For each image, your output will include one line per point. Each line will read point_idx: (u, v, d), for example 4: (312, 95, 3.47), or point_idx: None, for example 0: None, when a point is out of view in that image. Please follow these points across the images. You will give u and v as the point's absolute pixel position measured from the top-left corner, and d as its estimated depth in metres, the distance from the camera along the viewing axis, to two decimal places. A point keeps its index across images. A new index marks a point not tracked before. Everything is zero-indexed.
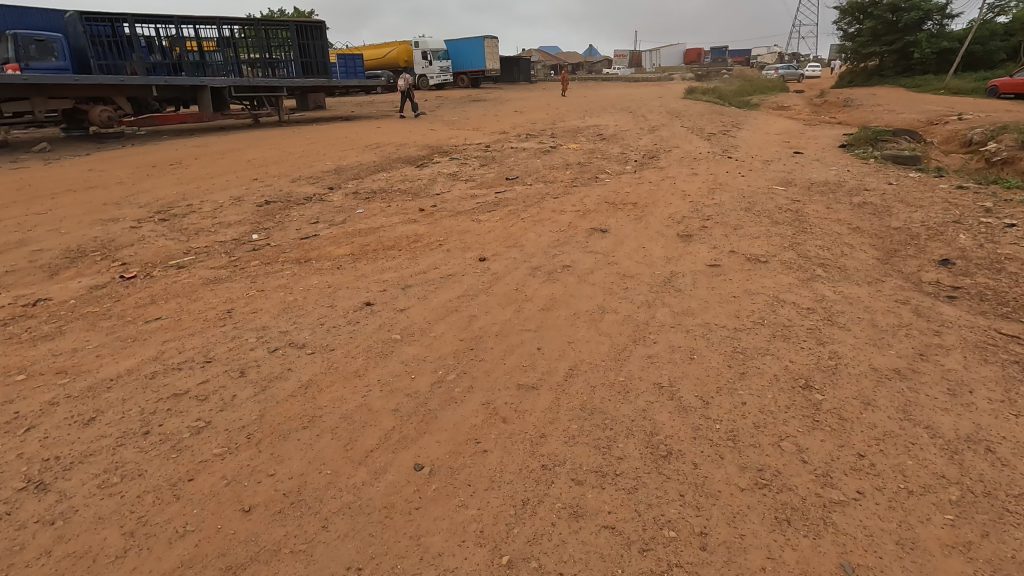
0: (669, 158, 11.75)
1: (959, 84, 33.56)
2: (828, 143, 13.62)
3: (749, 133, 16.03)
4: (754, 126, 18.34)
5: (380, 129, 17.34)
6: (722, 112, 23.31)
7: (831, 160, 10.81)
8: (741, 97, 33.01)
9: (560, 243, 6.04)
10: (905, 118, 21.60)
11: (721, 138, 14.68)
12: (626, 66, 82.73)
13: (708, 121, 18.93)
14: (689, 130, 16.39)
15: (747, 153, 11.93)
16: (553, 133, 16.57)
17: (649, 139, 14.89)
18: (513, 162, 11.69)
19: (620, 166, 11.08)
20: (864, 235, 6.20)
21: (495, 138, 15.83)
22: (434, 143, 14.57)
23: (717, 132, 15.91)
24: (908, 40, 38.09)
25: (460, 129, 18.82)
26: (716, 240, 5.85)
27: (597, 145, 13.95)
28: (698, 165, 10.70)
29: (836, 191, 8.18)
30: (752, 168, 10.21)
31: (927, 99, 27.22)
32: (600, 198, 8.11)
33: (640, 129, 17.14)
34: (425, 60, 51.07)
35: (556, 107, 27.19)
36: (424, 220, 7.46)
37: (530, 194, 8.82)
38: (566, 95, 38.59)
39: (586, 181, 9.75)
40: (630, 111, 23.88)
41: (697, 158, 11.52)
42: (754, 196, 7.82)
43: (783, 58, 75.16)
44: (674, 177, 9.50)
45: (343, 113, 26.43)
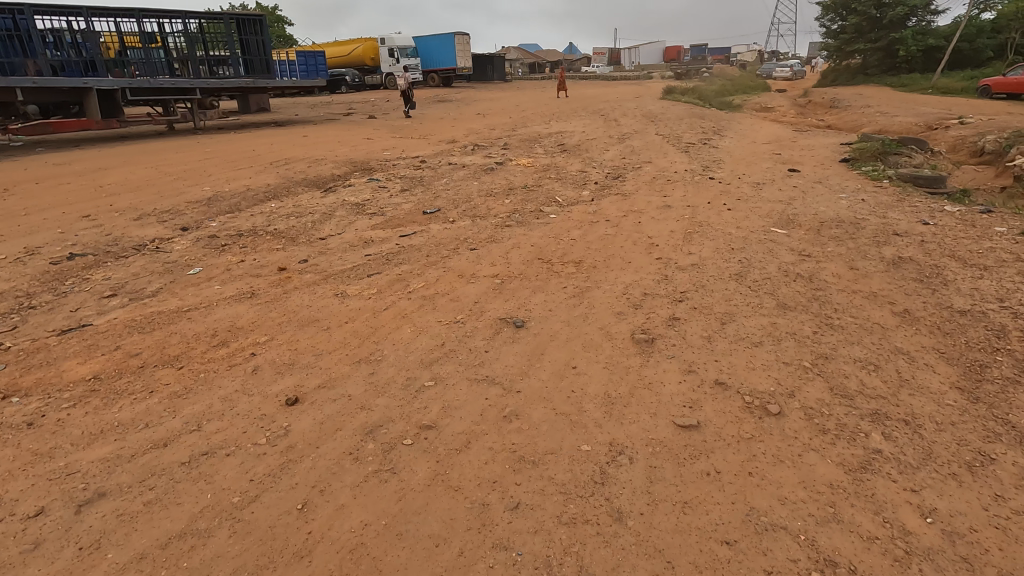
0: (636, 179, 9.54)
1: (948, 83, 31.98)
2: (825, 155, 11.57)
3: (734, 142, 13.95)
4: (739, 132, 16.24)
5: (307, 137, 14.85)
6: (703, 115, 21.23)
7: (835, 183, 8.71)
8: (723, 97, 31.03)
9: (442, 354, 3.72)
10: (900, 122, 19.65)
11: (701, 149, 12.53)
12: (605, 63, 80.70)
13: (686, 127, 16.76)
14: (663, 138, 14.21)
15: (731, 171, 9.78)
16: (508, 142, 14.27)
17: (616, 151, 12.70)
18: (443, 186, 9.37)
19: (573, 192, 8.84)
20: (920, 328, 4.01)
21: (439, 150, 13.51)
22: (361, 157, 12.20)
23: (696, 141, 13.75)
24: (893, 37, 36.45)
25: (405, 136, 16.43)
26: (693, 353, 3.57)
27: (554, 160, 11.69)
28: (670, 191, 8.51)
29: (856, 237, 6.00)
30: (738, 194, 8.06)
31: (919, 100, 25.47)
32: (533, 249, 5.85)
33: (608, 137, 14.89)
34: (392, 57, 48.32)
35: (523, 110, 24.88)
36: (270, 290, 5.11)
37: (444, 240, 6.51)
38: (538, 96, 36.38)
39: (525, 215, 7.51)
40: (603, 114, 21.70)
41: (669, 179, 9.31)
42: (746, 247, 5.61)
43: (764, 57, 73.73)
44: (639, 211, 7.31)
45: (288, 117, 23.85)
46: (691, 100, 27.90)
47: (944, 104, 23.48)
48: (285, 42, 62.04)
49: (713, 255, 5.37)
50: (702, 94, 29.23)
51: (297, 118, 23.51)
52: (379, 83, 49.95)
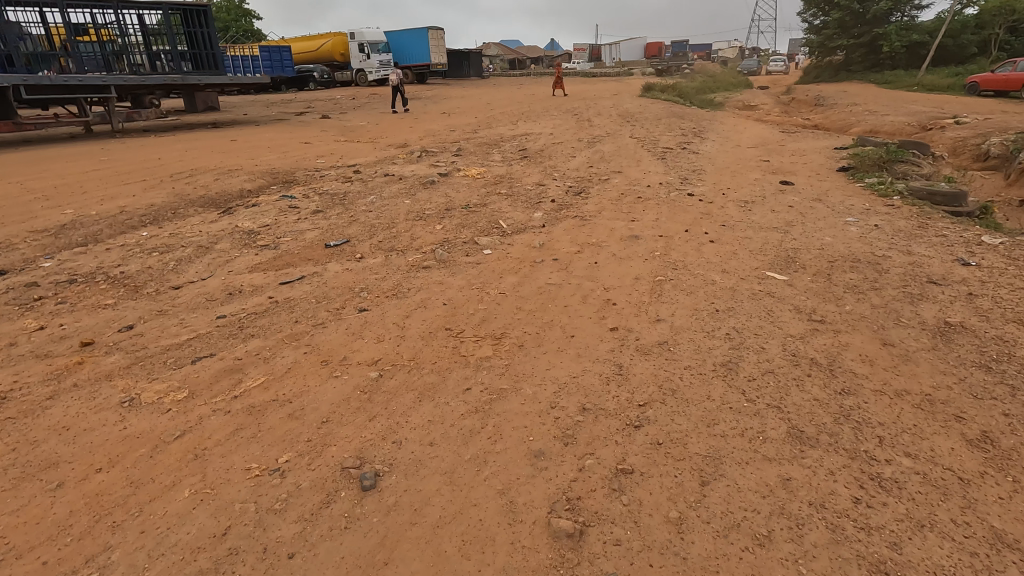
0: (600, 196, 7.99)
1: (933, 79, 31.00)
2: (819, 163, 10.15)
3: (717, 146, 12.50)
4: (720, 134, 14.82)
5: (236, 141, 13.04)
6: (683, 114, 19.79)
7: (837, 201, 7.24)
8: (704, 94, 29.69)
9: (210, 567, 2.10)
10: (891, 122, 18.38)
11: (679, 156, 11.03)
12: (586, 59, 79.49)
13: (664, 129, 15.26)
14: (637, 142, 12.68)
15: (712, 185, 8.28)
16: (463, 148, 12.62)
17: (583, 157, 11.14)
18: (368, 205, 7.74)
19: (522, 213, 7.26)
20: (1017, 478, 2.49)
21: (382, 156, 11.81)
22: (287, 167, 10.47)
23: (673, 146, 12.24)
24: (877, 33, 35.43)
25: (353, 140, 14.72)
26: (650, 568, 2.01)
27: (510, 170, 10.11)
28: (638, 213, 6.97)
29: (880, 286, 4.51)
30: (721, 218, 6.53)
31: (907, 98, 24.34)
32: (444, 309, 4.24)
33: (577, 141, 13.32)
34: (362, 53, 46.19)
35: (492, 109, 23.21)
36: (35, 389, 3.43)
37: (336, 290, 4.89)
38: (512, 93, 34.71)
39: (455, 248, 5.90)
40: (576, 113, 20.16)
41: (639, 197, 7.76)
42: (734, 309, 4.07)
43: (745, 53, 72.84)
44: (598, 243, 5.74)
45: (236, 117, 21.88)
46: (671, 97, 26.46)
47: (934, 102, 22.32)
48: (253, 37, 59.58)
49: (689, 325, 3.81)
50: (683, 91, 27.80)
51: (245, 117, 21.58)
52: (349, 79, 47.86)
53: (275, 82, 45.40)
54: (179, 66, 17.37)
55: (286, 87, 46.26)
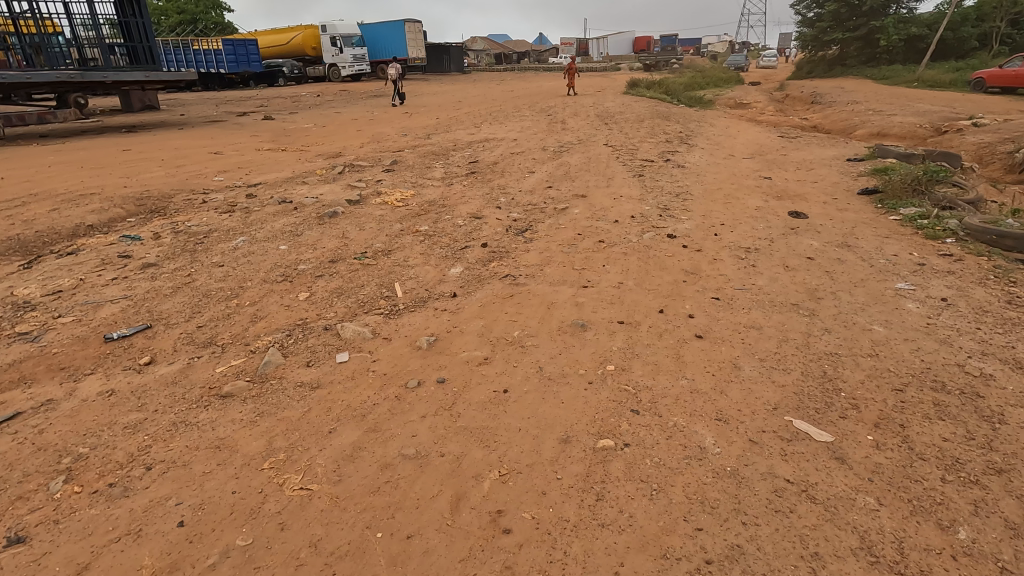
0: (550, 237, 5.93)
1: (934, 74, 29.20)
2: (832, 183, 8.17)
3: (706, 158, 10.48)
4: (710, 140, 12.83)
5: (130, 151, 10.79)
6: (669, 114, 17.76)
7: (873, 250, 5.22)
8: (693, 91, 27.69)
9: None
10: (899, 123, 16.41)
11: (659, 171, 9.00)
12: (573, 54, 77.30)
13: (645, 133, 13.21)
14: (611, 152, 10.63)
15: (699, 221, 6.24)
16: (403, 159, 10.49)
17: (541, 174, 9.07)
18: (228, 251, 5.62)
19: (433, 268, 5.16)
20: None
21: (299, 172, 9.65)
22: (166, 188, 8.29)
23: (654, 157, 10.20)
24: (873, 26, 33.55)
25: (283, 147, 12.56)
26: None
27: (446, 192, 8.04)
28: (595, 271, 4.90)
29: (1005, 463, 2.48)
30: (712, 284, 4.47)
31: (910, 96, 22.48)
32: (176, 541, 2.18)
33: (541, 149, 11.25)
34: (334, 47, 43.71)
35: (460, 108, 21.06)
36: None
37: (42, 454, 2.78)
38: (490, 90, 32.54)
39: (303, 343, 3.81)
40: (550, 114, 18.08)
41: (600, 239, 5.68)
42: (741, 556, 2.02)
43: (736, 48, 70.88)
44: (522, 338, 3.67)
45: (171, 117, 19.53)
46: (657, 95, 24.42)
47: (941, 101, 20.43)
48: (222, 30, 56.76)
49: None
50: (671, 88, 25.76)
51: (180, 118, 19.20)
52: (321, 75, 45.34)
53: (241, 78, 42.78)
54: (111, 64, 14.82)
55: (253, 83, 43.66)
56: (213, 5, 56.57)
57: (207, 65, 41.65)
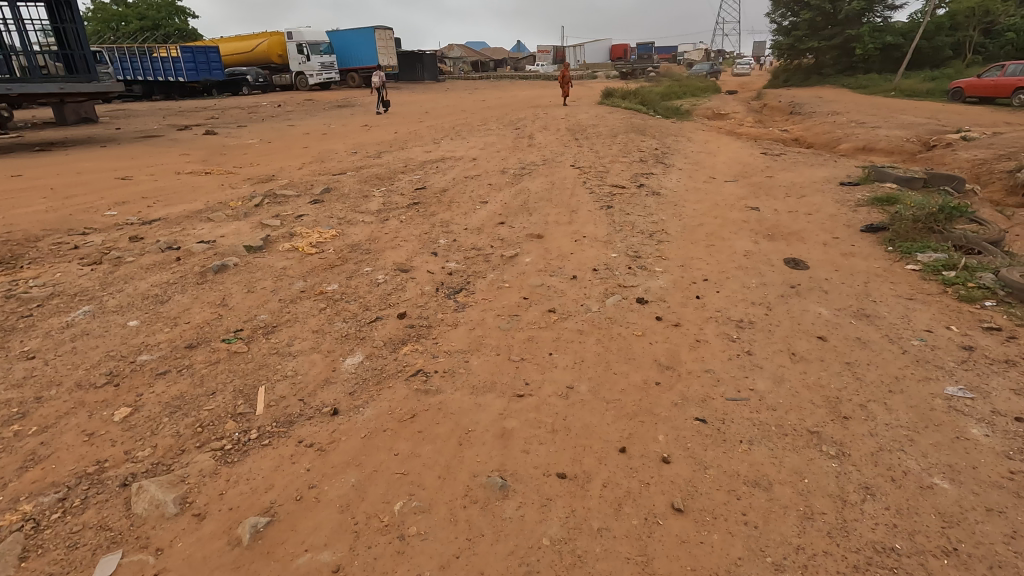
0: (488, 301, 4.65)
1: (911, 84, 28.78)
2: (829, 216, 7.06)
3: (684, 182, 9.33)
4: (688, 159, 11.71)
5: (19, 177, 9.20)
6: (645, 128, 16.70)
7: (899, 323, 4.04)
8: (670, 101, 26.75)
9: None
10: (885, 138, 15.52)
11: (630, 201, 7.81)
12: (551, 63, 76.62)
13: (618, 151, 12.06)
14: (578, 176, 9.41)
15: (676, 277, 5.02)
16: (340, 185, 9.12)
17: (495, 206, 7.80)
18: (54, 332, 4.20)
19: (323, 356, 3.84)
20: None
21: (213, 203, 8.24)
22: (35, 229, 6.79)
23: (627, 182, 9.00)
24: (849, 35, 33.08)
25: (211, 169, 11.09)
26: None
27: (378, 232, 6.72)
28: (538, 364, 3.62)
29: None
30: (694, 391, 3.23)
31: (892, 107, 21.78)
32: None
33: (500, 172, 9.99)
34: (301, 55, 42.16)
35: (424, 120, 19.78)
36: None
37: None
38: (461, 100, 31.28)
39: (67, 525, 2.45)
40: (518, 128, 16.88)
41: (550, 307, 4.42)
42: None
43: (712, 56, 70.71)
44: (405, 515, 2.38)
45: (105, 131, 17.80)
46: (633, 105, 23.39)
47: (923, 112, 19.75)
48: (186, 36, 54.59)
49: None
50: (647, 98, 24.78)
51: (114, 132, 17.53)
52: (288, 83, 43.62)
53: (202, 86, 40.89)
54: (34, 67, 12.79)
55: (215, 91, 41.77)
56: (177, 11, 54.48)
57: (166, 73, 39.67)
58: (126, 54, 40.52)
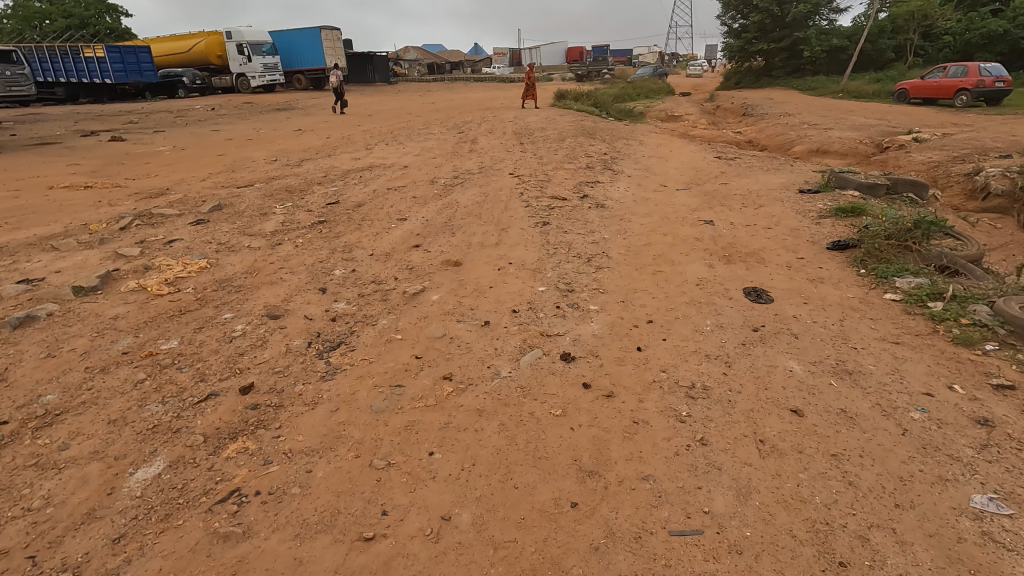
0: (371, 361, 3.56)
1: (858, 85, 29.12)
2: (789, 231, 6.26)
3: (633, 191, 8.44)
4: (638, 165, 10.87)
5: None
6: (595, 131, 15.89)
7: (889, 383, 3.16)
8: (624, 104, 26.15)
9: None
10: (838, 140, 15.15)
11: (569, 216, 6.84)
12: (507, 66, 75.85)
13: (563, 157, 11.12)
14: (516, 186, 8.39)
15: (613, 320, 4.05)
16: (238, 201, 7.83)
17: (414, 224, 6.69)
18: None
19: (102, 467, 2.66)
20: None
21: (73, 225, 6.82)
22: None
23: (568, 192, 8.04)
24: (797, 37, 33.37)
25: (96, 182, 9.56)
26: None
27: (262, 261, 5.50)
28: (409, 473, 2.54)
29: None
30: (624, 521, 2.22)
31: (841, 109, 21.72)
32: None
33: (429, 182, 8.88)
34: (241, 54, 39.70)
35: (363, 124, 18.47)
36: None
37: None
38: (410, 102, 29.97)
39: None
40: (462, 132, 15.80)
41: (446, 371, 3.36)
42: None
43: (666, 60, 71.39)
44: None
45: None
46: (585, 108, 22.60)
47: (872, 113, 19.66)
48: (117, 35, 51.23)
49: None
50: (599, 100, 24.06)
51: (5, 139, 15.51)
52: (228, 86, 41.22)
53: (133, 88, 38.13)
54: None
55: (148, 94, 39.06)
56: (107, 8, 50.97)
57: (90, 75, 36.76)
58: (44, 54, 37.33)
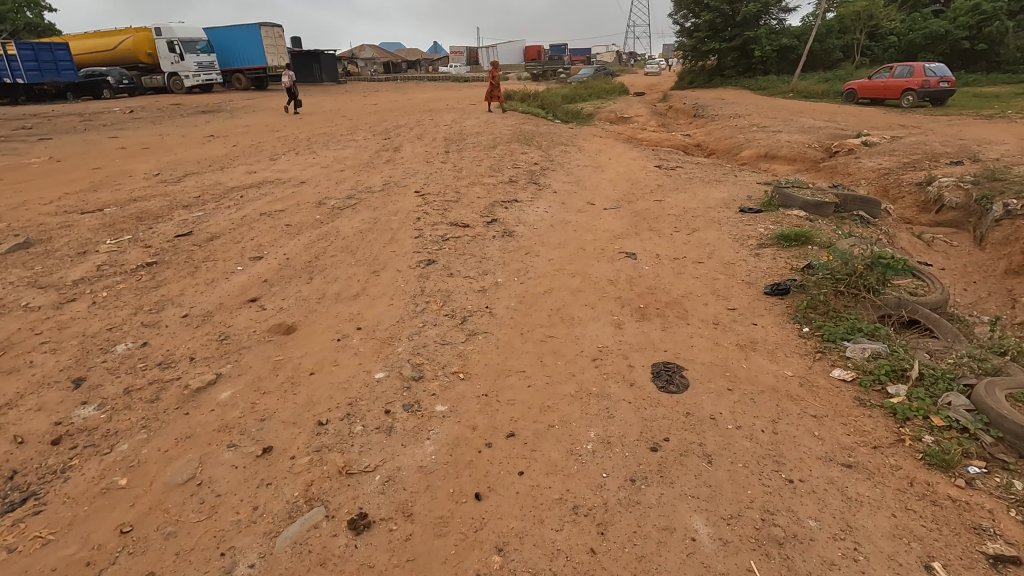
0: (52, 539, 2.25)
1: (807, 85, 28.95)
2: (721, 269, 5.22)
3: (553, 213, 7.29)
4: (568, 177, 9.75)
5: None
6: (534, 136, 14.76)
7: (836, 563, 2.06)
8: (574, 105, 25.12)
9: None
10: (786, 144, 14.43)
11: (465, 250, 5.62)
12: (463, 65, 74.33)
13: (486, 168, 9.91)
14: (415, 208, 7.13)
15: (461, 433, 2.84)
16: (63, 234, 6.30)
17: (268, 266, 5.35)
18: None
19: None
20: None
21: None
22: None
23: (475, 217, 6.81)
24: (747, 36, 33.08)
25: None
26: None
27: (25, 331, 4.07)
28: None
29: None
30: None
31: (791, 110, 21.24)
32: None
33: (317, 203, 7.51)
34: (172, 52, 36.84)
35: (285, 129, 16.83)
36: None
37: None
38: (350, 103, 28.27)
39: None
40: (388, 138, 14.43)
41: (153, 568, 2.10)
42: None
43: (623, 58, 71.20)
44: None
45: None
46: (531, 110, 21.44)
47: (821, 115, 19.19)
48: (37, 30, 47.43)
49: None
50: (547, 101, 22.93)
51: None
52: (160, 86, 38.24)
53: (52, 89, 34.64)
54: None
55: (70, 95, 35.96)
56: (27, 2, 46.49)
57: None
58: None
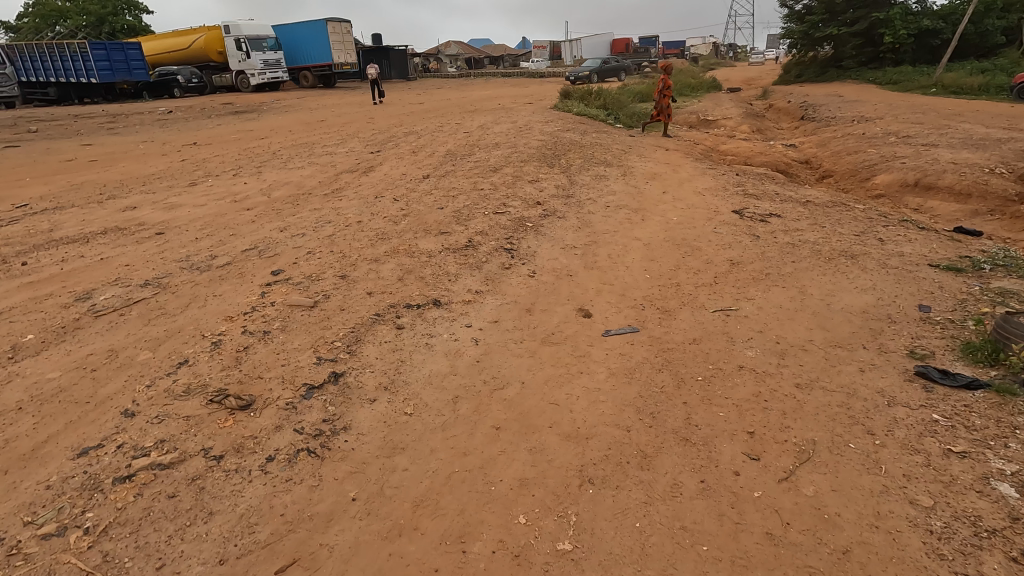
0: None
1: (957, 77, 22.47)
2: None
3: (487, 346, 3.55)
4: (575, 235, 5.86)
5: None
6: (569, 149, 10.84)
7: None
8: (647, 106, 20.52)
9: None
10: (948, 167, 9.55)
11: (127, 540, 2.05)
12: (544, 60, 70.46)
13: (448, 213, 6.24)
14: (215, 327, 3.62)
15: None
16: None
17: None
18: None
19: None
20: None
21: None
22: None
23: (304, 363, 3.22)
24: (875, 18, 26.62)
25: None
26: None
27: None
28: None
29: None
30: None
31: (940, 112, 15.67)
32: None
33: (78, 297, 4.16)
34: (240, 50, 34.54)
35: (280, 137, 13.96)
36: None
37: None
38: (394, 102, 25.34)
39: None
40: (378, 151, 11.10)
41: None
42: None
43: (720, 51, 64.31)
44: None
45: None
46: (588, 111, 17.21)
47: (991, 120, 13.67)
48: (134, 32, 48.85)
49: None
50: (611, 100, 18.55)
51: None
52: (228, 85, 36.46)
53: (130, 88, 33.52)
54: None
55: None
56: (125, 4, 45.73)
57: (76, 74, 31.27)
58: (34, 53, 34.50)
